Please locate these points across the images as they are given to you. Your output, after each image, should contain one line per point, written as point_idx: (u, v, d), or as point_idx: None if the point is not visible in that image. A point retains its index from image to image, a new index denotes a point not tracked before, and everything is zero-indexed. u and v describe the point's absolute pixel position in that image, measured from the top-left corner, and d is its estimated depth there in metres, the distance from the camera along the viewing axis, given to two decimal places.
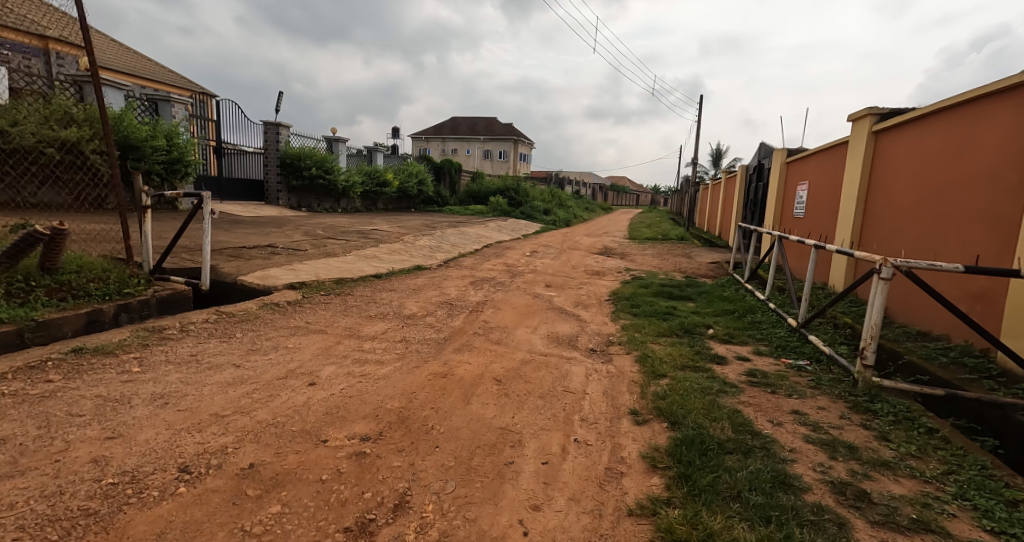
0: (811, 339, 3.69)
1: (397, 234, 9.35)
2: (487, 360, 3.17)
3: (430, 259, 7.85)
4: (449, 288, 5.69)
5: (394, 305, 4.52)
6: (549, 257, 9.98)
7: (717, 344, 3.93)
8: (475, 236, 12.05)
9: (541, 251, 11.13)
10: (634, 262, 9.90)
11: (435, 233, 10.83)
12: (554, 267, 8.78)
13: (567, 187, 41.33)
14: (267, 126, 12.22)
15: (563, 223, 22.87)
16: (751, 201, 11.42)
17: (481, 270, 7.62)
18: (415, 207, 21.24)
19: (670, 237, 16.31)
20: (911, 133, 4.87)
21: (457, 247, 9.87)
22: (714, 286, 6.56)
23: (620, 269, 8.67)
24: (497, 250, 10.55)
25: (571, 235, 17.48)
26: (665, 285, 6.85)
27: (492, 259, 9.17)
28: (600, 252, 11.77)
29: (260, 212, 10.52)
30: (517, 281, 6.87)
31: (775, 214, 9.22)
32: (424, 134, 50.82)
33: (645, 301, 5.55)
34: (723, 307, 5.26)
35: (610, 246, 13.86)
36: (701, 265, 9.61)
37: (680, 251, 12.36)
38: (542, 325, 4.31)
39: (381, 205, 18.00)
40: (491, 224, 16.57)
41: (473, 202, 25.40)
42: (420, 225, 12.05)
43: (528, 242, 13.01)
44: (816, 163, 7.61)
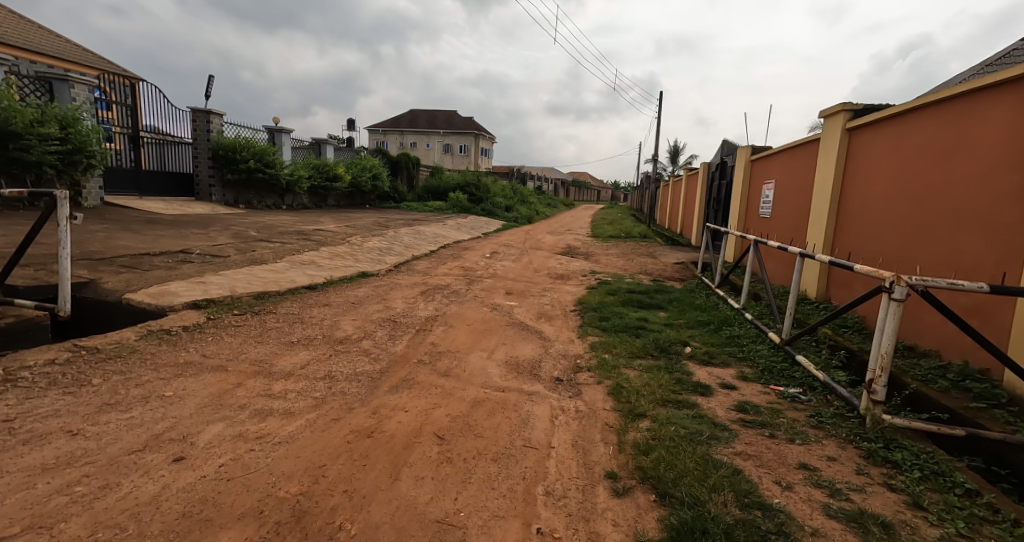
0: (800, 361, 3.29)
1: (344, 235, 8.55)
2: (429, 403, 2.57)
3: (378, 263, 7.13)
4: (395, 300, 5.03)
5: (326, 325, 3.82)
6: (510, 259, 9.45)
7: (698, 368, 3.49)
8: (432, 236, 11.33)
9: (502, 251, 10.56)
10: (598, 264, 9.49)
11: (387, 233, 10.06)
12: (515, 270, 8.23)
13: (529, 183, 40.96)
14: (196, 113, 11.05)
15: (524, 220, 22.44)
16: (715, 199, 11.26)
17: (435, 276, 6.98)
18: (369, 203, 20.24)
19: (633, 236, 16.13)
20: (887, 130, 4.56)
21: (411, 248, 9.16)
22: (683, 291, 6.19)
23: (584, 272, 8.22)
24: (454, 251, 9.90)
25: (533, 233, 17.04)
26: (634, 290, 6.43)
27: (449, 262, 8.52)
28: (563, 252, 11.32)
29: (188, 210, 9.43)
30: (474, 288, 6.27)
31: (740, 214, 9.02)
32: (382, 126, 49.10)
33: (614, 311, 5.08)
34: (697, 318, 4.85)
35: (573, 245, 13.47)
36: (667, 266, 9.32)
37: (645, 250, 12.10)
38: (499, 347, 3.74)
39: (332, 201, 16.97)
40: (450, 222, 15.85)
41: (432, 198, 24.51)
42: (371, 224, 11.23)
43: (488, 241, 12.43)
44: (783, 162, 7.37)
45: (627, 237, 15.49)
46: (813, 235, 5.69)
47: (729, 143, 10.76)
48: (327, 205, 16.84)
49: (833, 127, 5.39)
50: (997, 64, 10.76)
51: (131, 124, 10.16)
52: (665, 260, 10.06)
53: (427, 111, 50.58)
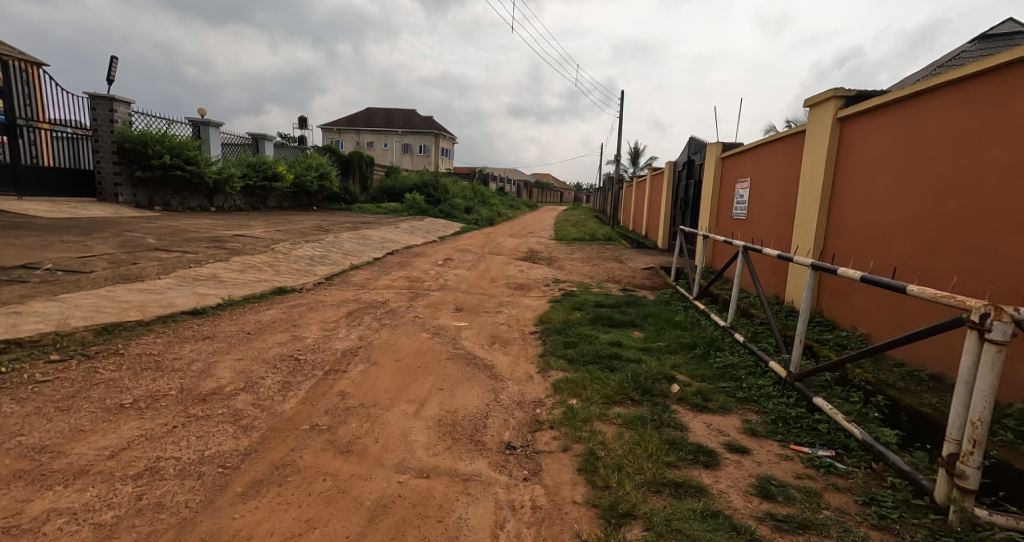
0: (825, 407, 2.53)
1: (269, 242, 7.44)
2: (297, 520, 1.62)
3: (304, 276, 6.08)
4: (311, 325, 4.04)
5: (196, 369, 2.82)
6: (465, 266, 8.56)
7: (692, 418, 2.70)
8: (379, 241, 10.28)
9: (456, 257, 9.65)
10: (561, 270, 8.72)
11: (326, 239, 8.95)
12: (469, 279, 7.33)
13: (491, 183, 40.22)
14: (95, 101, 9.77)
15: (486, 222, 21.58)
16: (682, 200, 10.73)
17: (373, 289, 5.99)
18: (316, 205, 18.88)
19: (598, 238, 15.54)
20: (891, 117, 3.93)
21: (351, 256, 8.11)
22: (657, 304, 5.46)
23: (547, 281, 7.41)
24: (401, 258, 8.89)
25: (493, 236, 16.21)
26: (603, 303, 5.64)
27: (393, 271, 7.54)
28: (524, 257, 10.50)
29: (83, 214, 8.07)
30: (416, 305, 5.35)
31: (711, 215, 8.44)
32: (336, 125, 47.05)
33: (581, 332, 4.26)
34: (679, 340, 4.09)
35: (535, 249, 12.71)
36: (635, 272, 8.64)
37: (611, 254, 11.46)
38: (433, 394, 2.84)
39: (273, 203, 15.76)
40: (403, 225, 14.77)
41: (387, 200, 23.25)
42: (309, 229, 10.09)
43: (442, 246, 11.49)
44: (757, 158, 6.78)
45: (591, 240, 14.86)
46: (800, 239, 5.05)
47: (697, 140, 10.24)
48: (267, 207, 15.48)
49: (822, 117, 4.74)
50: (952, 63, 10.73)
51: (7, 111, 8.96)
52: (633, 266, 9.40)
53: (384, 110, 48.86)
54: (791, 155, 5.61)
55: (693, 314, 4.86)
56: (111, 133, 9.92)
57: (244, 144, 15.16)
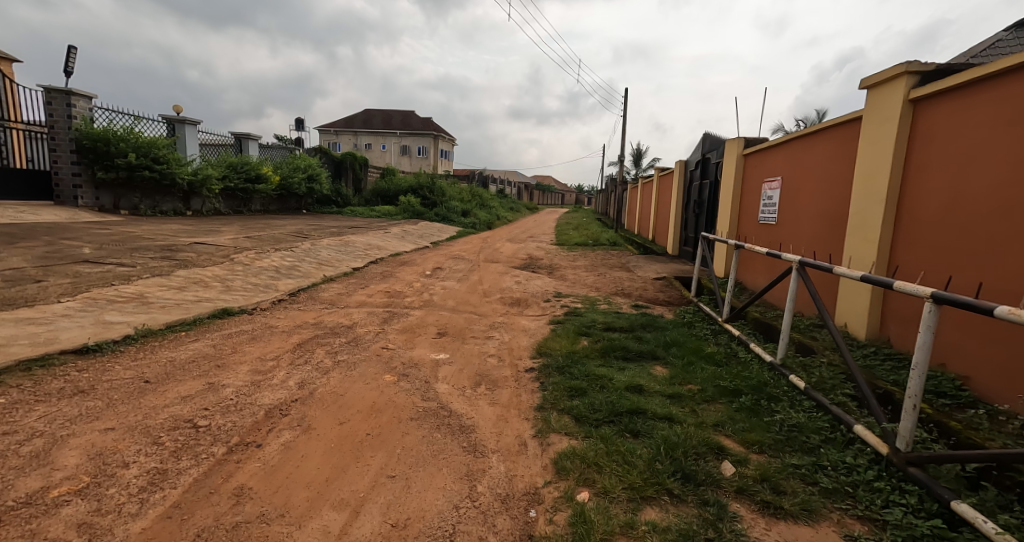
0: (975, 521, 1.62)
1: (231, 252, 6.58)
2: None
3: (260, 293, 5.21)
4: (242, 364, 3.14)
5: (27, 452, 1.92)
6: (455, 277, 7.71)
7: (763, 532, 1.78)
8: (363, 249, 9.44)
9: (446, 266, 8.78)
10: (562, 281, 7.83)
11: (301, 246, 8.10)
12: (458, 293, 6.46)
13: (491, 185, 39.45)
14: (51, 94, 8.94)
15: (484, 226, 20.73)
16: (695, 202, 9.88)
17: (342, 309, 5.12)
18: (305, 208, 18.17)
19: (601, 243, 14.67)
20: (992, 94, 2.99)
21: (326, 267, 7.25)
22: (681, 328, 4.54)
23: (547, 295, 6.52)
24: (383, 268, 8.03)
25: (490, 241, 15.37)
26: (616, 327, 4.73)
27: (372, 284, 6.68)
28: (522, 265, 9.62)
29: (26, 219, 7.23)
30: (389, 330, 4.47)
31: (731, 218, 7.56)
32: (333, 127, 46.37)
33: (590, 372, 3.36)
34: (718, 384, 3.17)
35: (535, 256, 11.84)
36: (645, 283, 7.75)
37: (617, 261, 10.59)
38: (377, 490, 1.93)
39: (256, 207, 15.05)
40: (394, 230, 13.92)
41: (380, 202, 22.45)
42: (286, 235, 9.25)
43: (433, 253, 10.63)
44: (789, 154, 5.86)
45: (594, 246, 13.99)
46: (853, 250, 4.15)
47: (710, 137, 9.40)
48: (250, 210, 14.71)
49: (886, 100, 3.81)
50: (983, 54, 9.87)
51: None
52: (643, 275, 8.52)
53: (382, 111, 48.13)
54: (836, 148, 4.69)
55: (727, 345, 3.93)
56: (68, 129, 9.06)
57: (225, 144, 14.34)
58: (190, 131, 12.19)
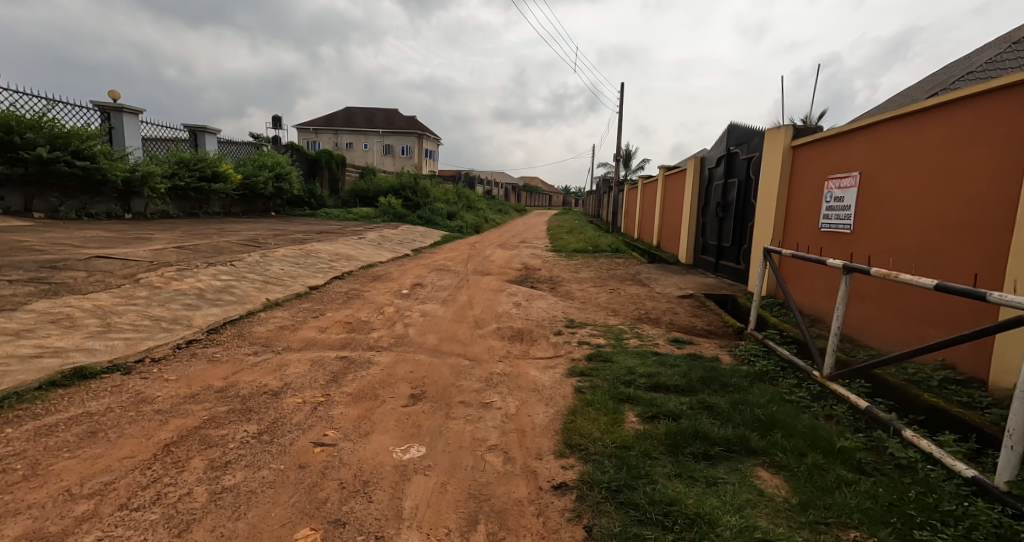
0: None
1: (141, 268, 5.04)
2: None
3: (159, 333, 3.70)
4: (17, 514, 1.63)
5: None
6: (437, 298, 6.28)
7: None
8: (329, 261, 7.95)
9: (429, 281, 7.34)
10: (570, 302, 6.46)
11: (247, 258, 6.60)
12: (442, 322, 5.03)
13: (478, 187, 38.04)
14: None
15: (472, 229, 19.32)
16: (718, 205, 8.60)
17: (276, 357, 3.65)
18: (275, 210, 16.97)
19: (602, 249, 13.38)
20: None
21: (274, 287, 5.76)
22: (767, 393, 3.08)
23: (557, 323, 5.13)
24: (350, 287, 6.56)
25: (480, 247, 13.99)
26: (669, 387, 3.27)
27: (330, 311, 5.22)
28: (518, 279, 8.23)
29: None
30: (337, 396, 3.01)
31: (781, 223, 6.23)
32: (312, 125, 44.52)
33: (668, 504, 1.91)
34: (909, 539, 1.72)
35: (531, 265, 10.47)
36: (672, 304, 6.41)
37: (626, 273, 9.27)
38: None
39: (215, 209, 13.64)
40: (370, 236, 12.45)
41: (359, 204, 20.91)
42: (234, 244, 7.71)
43: (414, 265, 9.19)
44: (874, 143, 4.55)
45: (596, 253, 12.72)
46: None
47: (738, 128, 8.14)
48: (206, 212, 13.24)
49: None
50: None
51: None
52: (664, 293, 7.19)
53: (364, 109, 46.51)
54: (980, 132, 3.33)
55: (863, 436, 2.48)
56: None
57: (176, 138, 12.73)
58: (128, 121, 10.54)
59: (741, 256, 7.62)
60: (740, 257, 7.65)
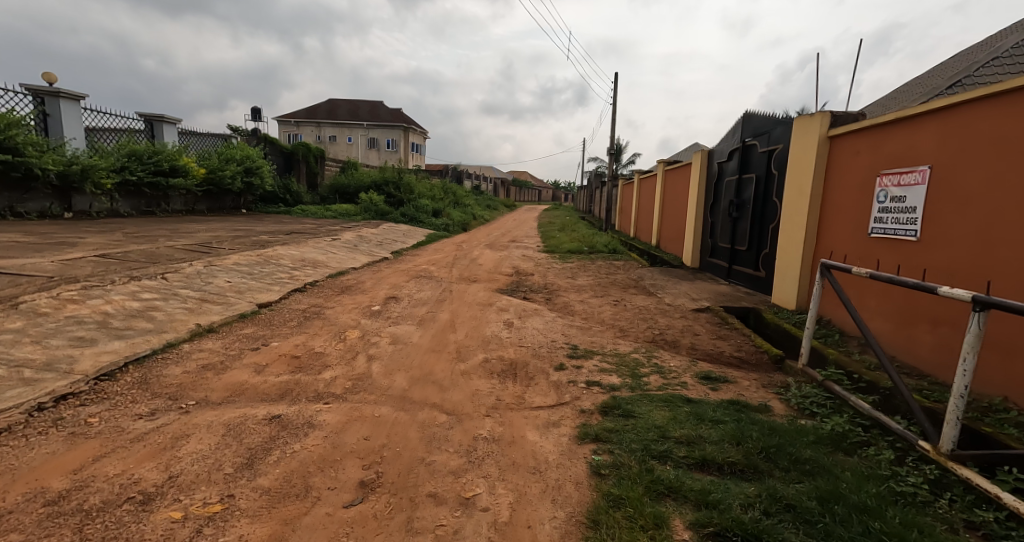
0: None
1: (34, 286, 4.01)
2: None
3: (12, 387, 2.65)
4: None
5: None
6: (413, 318, 5.34)
7: None
8: (292, 269, 6.96)
9: (406, 294, 6.41)
10: (570, 321, 5.56)
11: (186, 268, 5.57)
12: (416, 354, 4.10)
13: (466, 181, 37.02)
14: None
15: (459, 227, 18.39)
16: (732, 204, 7.76)
17: (177, 420, 2.65)
18: (246, 207, 16.04)
19: (598, 250, 12.55)
20: None
21: (213, 305, 4.75)
22: (867, 481, 2.15)
23: (557, 354, 4.22)
24: (310, 304, 5.59)
25: (467, 247, 13.07)
26: (723, 466, 2.34)
27: (278, 338, 4.25)
28: (508, 289, 7.34)
29: None
30: (246, 494, 2.05)
31: (815, 225, 5.38)
32: (293, 117, 43.01)
33: None
34: None
35: (522, 270, 9.58)
36: (688, 321, 5.52)
37: (627, 281, 8.42)
38: None
39: (176, 206, 12.57)
40: (347, 236, 11.47)
41: (339, 200, 19.85)
42: (180, 249, 6.70)
43: (391, 272, 8.23)
44: (949, 131, 3.67)
45: (592, 255, 11.88)
46: None
47: (755, 117, 7.30)
48: (165, 210, 12.14)
49: None
50: None
51: None
52: (676, 307, 6.30)
53: (348, 102, 45.06)
54: None
55: None
56: None
57: (129, 129, 11.60)
58: (65, 106, 9.56)
59: (761, 262, 6.80)
60: (760, 262, 6.83)
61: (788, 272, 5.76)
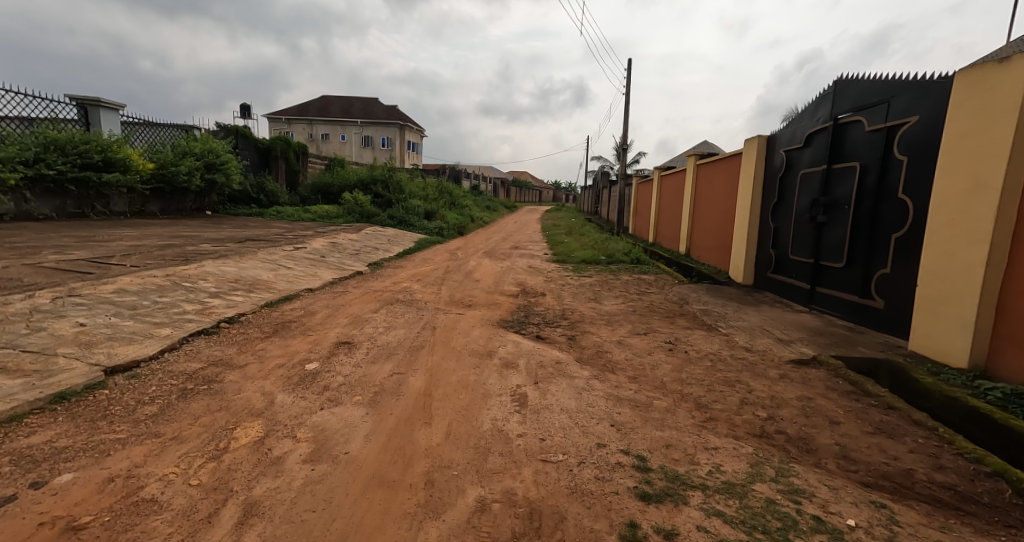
0: None
1: None
2: None
3: None
4: None
5: None
6: (366, 386, 3.35)
7: None
8: (212, 297, 4.97)
9: (368, 338, 4.44)
10: (614, 389, 3.59)
11: (13, 303, 3.57)
12: (347, 498, 2.11)
13: (464, 181, 35.18)
14: None
15: (455, 230, 16.45)
16: (818, 203, 5.81)
17: None
18: (210, 208, 14.12)
19: (617, 260, 10.60)
20: None
21: (6, 380, 2.73)
22: None
23: (617, 492, 2.22)
24: (209, 362, 3.58)
25: (463, 256, 11.14)
26: None
27: (88, 455, 2.24)
28: (514, 324, 5.38)
29: None
30: None
31: (1005, 233, 3.38)
32: (283, 114, 41.03)
33: None
34: None
35: (530, 289, 7.63)
36: (800, 388, 3.52)
37: (669, 307, 6.47)
38: None
39: (117, 208, 10.64)
40: (316, 244, 9.52)
41: (322, 201, 17.95)
42: (46, 269, 4.71)
43: (359, 297, 6.28)
44: None
45: (612, 266, 9.93)
46: None
47: (856, 84, 5.33)
48: (100, 212, 10.21)
49: None
50: None
51: None
52: (763, 356, 4.30)
53: (342, 98, 43.17)
54: None
55: None
56: None
57: (55, 114, 9.64)
58: None
59: (873, 286, 4.83)
60: (871, 285, 4.87)
61: (945, 304, 3.76)
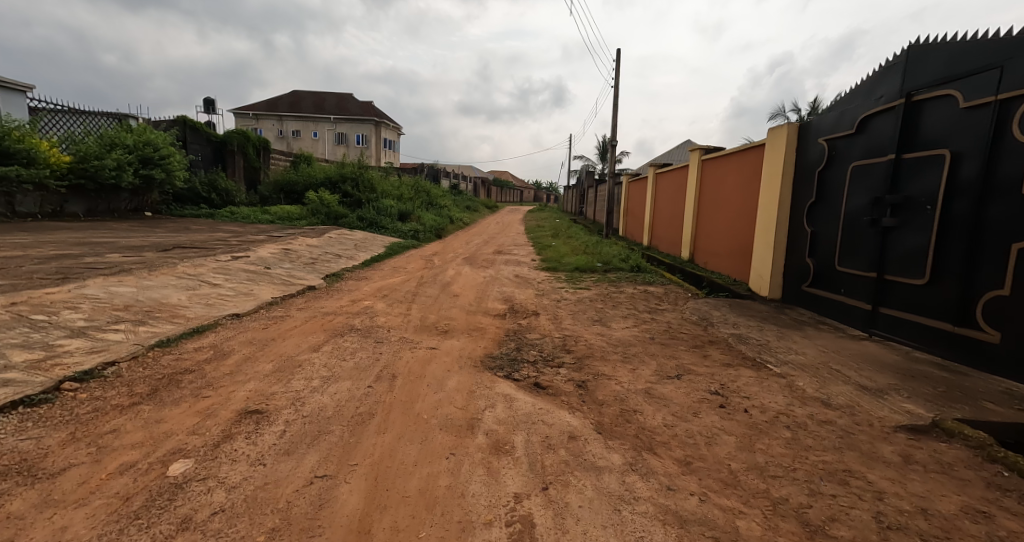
0: None
1: None
2: None
3: None
4: None
5: None
6: (257, 517, 1.95)
7: None
8: (73, 337, 3.49)
9: (292, 402, 3.04)
10: (666, 497, 2.29)
11: None
12: None
13: (443, 180, 33.71)
14: None
15: (432, 233, 15.03)
16: (883, 202, 4.63)
17: None
18: (151, 208, 12.44)
19: (616, 267, 9.36)
20: None
21: None
22: None
23: None
24: (1, 469, 2.14)
25: (440, 264, 9.76)
26: None
27: None
28: (502, 366, 4.05)
29: None
30: None
31: None
32: (250, 110, 38.82)
33: None
34: None
35: (519, 307, 6.30)
36: (954, 488, 2.27)
37: (692, 334, 5.23)
38: None
39: (23, 209, 9.03)
40: (264, 252, 8.01)
41: (285, 201, 16.30)
42: None
43: (300, 326, 4.84)
44: None
45: (611, 275, 8.68)
46: None
47: (941, 49, 4.15)
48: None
49: None
50: None
51: None
52: (856, 418, 3.06)
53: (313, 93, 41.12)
54: None
55: None
56: None
57: None
58: None
59: (979, 312, 3.66)
60: (975, 311, 3.71)
61: None
